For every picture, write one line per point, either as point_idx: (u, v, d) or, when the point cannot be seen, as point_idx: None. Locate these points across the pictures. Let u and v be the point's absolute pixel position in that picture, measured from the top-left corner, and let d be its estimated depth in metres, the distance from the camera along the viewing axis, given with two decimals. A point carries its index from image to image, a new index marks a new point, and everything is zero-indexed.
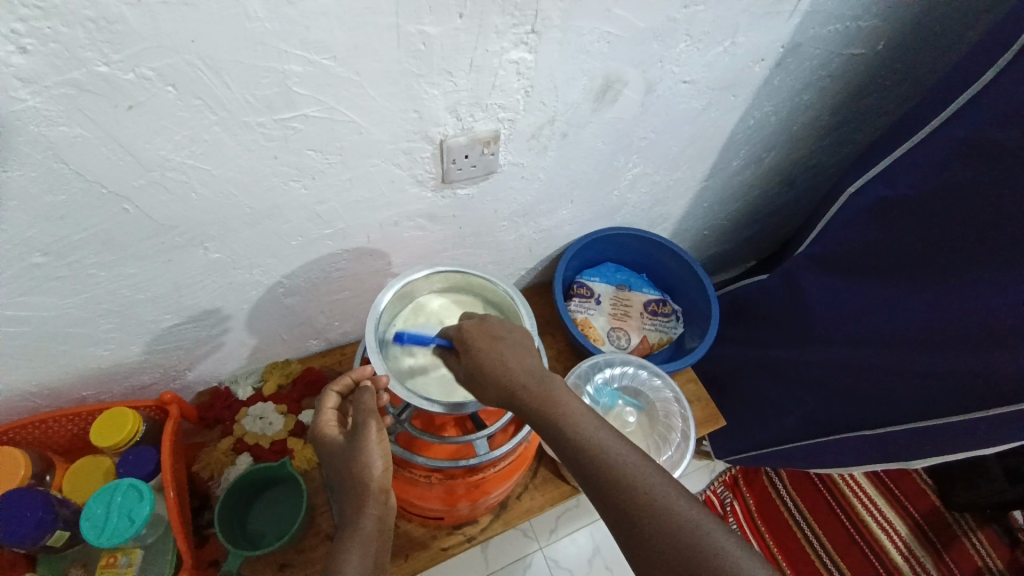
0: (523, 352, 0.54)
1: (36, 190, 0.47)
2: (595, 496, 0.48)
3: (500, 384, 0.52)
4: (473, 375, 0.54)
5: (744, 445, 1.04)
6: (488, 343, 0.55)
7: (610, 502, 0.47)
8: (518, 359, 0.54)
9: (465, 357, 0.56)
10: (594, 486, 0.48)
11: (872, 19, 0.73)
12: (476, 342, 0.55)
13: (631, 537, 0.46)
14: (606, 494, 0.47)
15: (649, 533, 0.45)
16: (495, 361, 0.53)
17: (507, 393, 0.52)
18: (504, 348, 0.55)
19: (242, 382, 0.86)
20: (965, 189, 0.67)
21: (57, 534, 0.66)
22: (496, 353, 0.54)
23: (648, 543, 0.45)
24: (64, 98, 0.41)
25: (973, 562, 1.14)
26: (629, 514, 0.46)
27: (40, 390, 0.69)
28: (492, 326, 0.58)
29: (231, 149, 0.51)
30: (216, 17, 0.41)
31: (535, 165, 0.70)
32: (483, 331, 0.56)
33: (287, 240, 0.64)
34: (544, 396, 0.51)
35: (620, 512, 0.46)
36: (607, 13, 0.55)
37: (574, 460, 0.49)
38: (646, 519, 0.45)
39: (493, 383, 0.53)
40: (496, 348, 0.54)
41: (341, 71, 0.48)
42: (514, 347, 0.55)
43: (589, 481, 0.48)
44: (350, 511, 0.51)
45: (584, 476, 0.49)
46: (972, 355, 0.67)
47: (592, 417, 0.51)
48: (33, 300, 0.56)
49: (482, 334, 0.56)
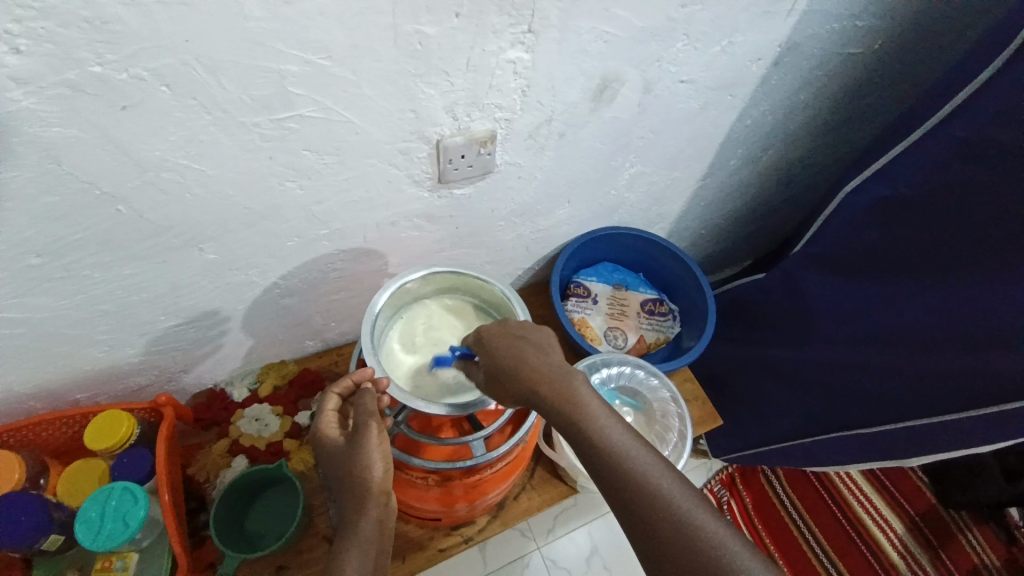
0: (545, 352, 0.54)
1: (32, 191, 0.46)
2: (610, 495, 0.48)
3: (519, 381, 0.52)
4: (493, 374, 0.54)
5: (741, 444, 1.05)
6: (511, 342, 0.55)
7: (624, 501, 0.47)
8: (538, 358, 0.53)
9: (486, 354, 0.55)
10: (610, 486, 0.48)
11: (868, 19, 0.73)
12: (498, 342, 0.56)
13: (644, 537, 0.46)
14: (621, 495, 0.47)
15: (664, 535, 0.45)
16: (516, 360, 0.53)
17: (525, 391, 0.52)
18: (524, 347, 0.55)
19: (237, 384, 0.85)
20: (961, 189, 0.67)
21: (52, 538, 0.65)
22: (518, 351, 0.54)
23: (662, 544, 0.45)
24: (59, 98, 0.41)
25: (969, 560, 1.15)
26: (643, 514, 0.46)
27: (34, 392, 0.68)
28: (515, 328, 0.58)
29: (228, 150, 0.51)
30: (214, 17, 0.40)
31: (533, 165, 0.70)
32: (505, 331, 0.57)
33: (284, 241, 0.64)
34: (562, 395, 0.51)
35: (635, 512, 0.46)
36: (605, 12, 0.55)
37: (590, 458, 0.49)
38: (661, 520, 0.45)
39: (512, 381, 0.53)
40: (517, 348, 0.54)
41: (338, 70, 0.48)
42: (536, 347, 0.55)
43: (604, 480, 0.48)
44: (349, 514, 0.51)
45: (599, 475, 0.49)
46: (969, 355, 0.68)
47: (609, 416, 0.51)
48: (29, 301, 0.56)
49: (505, 334, 0.56)
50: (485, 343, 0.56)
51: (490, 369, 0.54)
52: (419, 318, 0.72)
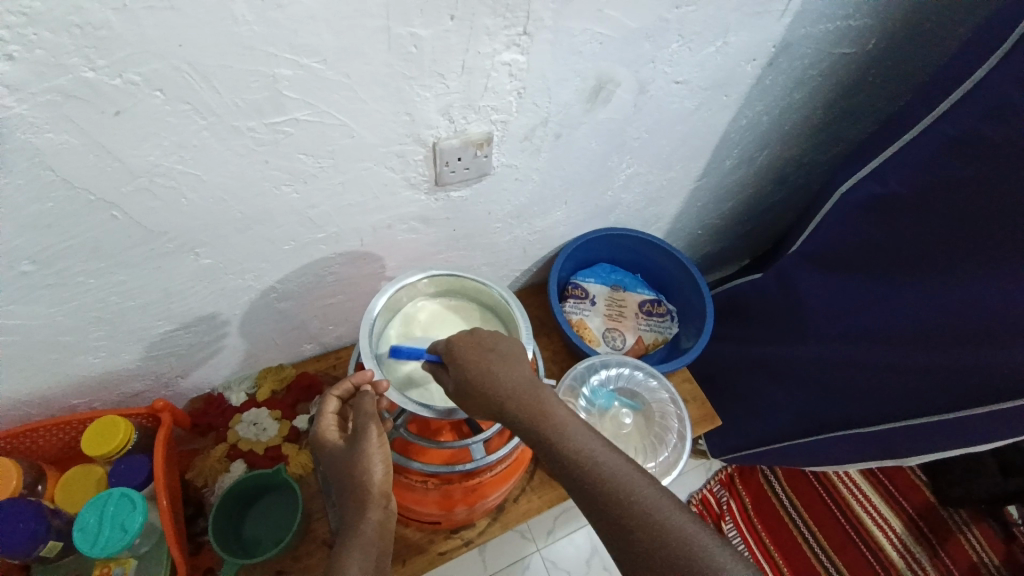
0: (516, 365, 0.54)
1: (24, 198, 0.46)
2: (584, 504, 0.49)
3: (489, 398, 0.52)
4: (460, 385, 0.53)
5: (739, 443, 1.05)
6: (480, 353, 0.54)
7: (597, 507, 0.48)
8: (508, 371, 0.53)
9: (454, 369, 0.54)
10: (582, 493, 0.48)
11: (862, 17, 0.73)
12: (466, 352, 0.54)
13: (619, 542, 0.47)
14: (595, 503, 0.48)
15: (637, 538, 0.46)
16: (483, 375, 0.52)
17: (497, 407, 0.52)
18: (492, 358, 0.54)
19: (235, 389, 0.85)
20: (956, 187, 0.67)
21: (49, 545, 0.65)
22: (488, 365, 0.53)
23: (638, 549, 0.45)
24: (50, 105, 0.41)
25: (968, 557, 1.15)
26: (615, 519, 0.47)
27: (30, 399, 0.68)
28: (485, 336, 0.56)
29: (220, 154, 0.50)
30: (203, 22, 0.40)
31: (528, 166, 0.70)
32: (471, 340, 0.55)
33: (279, 245, 0.64)
34: (535, 410, 0.51)
35: (609, 518, 0.47)
36: (598, 13, 0.55)
37: (563, 470, 0.49)
38: (633, 524, 0.46)
39: (483, 397, 0.52)
40: (485, 359, 0.54)
41: (331, 74, 0.48)
42: (505, 357, 0.54)
43: (578, 490, 0.49)
44: (349, 517, 0.51)
45: (572, 485, 0.49)
46: (966, 351, 0.68)
47: (581, 426, 0.51)
48: (21, 309, 0.56)
49: (472, 344, 0.55)
50: (454, 351, 0.55)
51: (457, 379, 0.54)
52: (413, 328, 0.70)
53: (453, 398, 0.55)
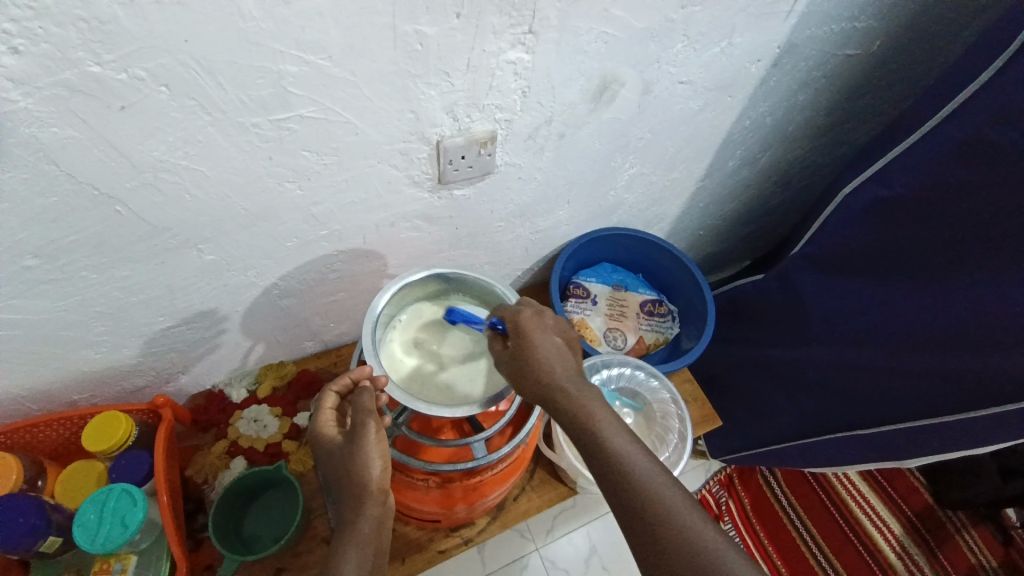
0: (563, 357, 0.55)
1: (27, 191, 0.46)
2: (611, 499, 0.49)
3: (539, 383, 0.54)
4: (516, 361, 0.55)
5: (738, 444, 1.05)
6: (541, 336, 0.56)
7: (621, 502, 0.48)
8: (557, 363, 0.54)
9: (516, 343, 0.56)
10: (610, 487, 0.49)
11: (866, 19, 0.73)
12: (531, 332, 0.56)
13: (638, 539, 0.47)
14: (621, 498, 0.48)
15: (656, 538, 0.46)
16: (536, 358, 0.54)
17: (543, 393, 0.53)
18: (549, 345, 0.55)
19: (236, 385, 0.85)
20: (958, 191, 0.68)
21: (50, 540, 0.65)
22: (541, 353, 0.55)
23: (655, 549, 0.45)
24: (56, 99, 0.41)
25: (966, 560, 1.16)
26: (638, 516, 0.47)
27: (32, 394, 0.68)
28: (548, 321, 0.58)
29: (225, 150, 0.50)
30: (210, 17, 0.40)
31: (532, 165, 0.70)
32: (537, 321, 0.57)
33: (281, 242, 0.64)
34: (578, 403, 0.52)
35: (632, 515, 0.47)
36: (605, 13, 0.55)
37: (595, 461, 0.50)
38: (654, 521, 0.46)
39: (533, 380, 0.54)
40: (544, 343, 0.55)
41: (336, 71, 0.48)
42: (559, 351, 0.55)
43: (606, 485, 0.49)
44: (348, 512, 0.51)
45: (602, 477, 0.50)
46: (967, 354, 0.68)
47: (617, 425, 0.52)
48: (23, 303, 0.55)
49: (537, 327, 0.57)
50: (520, 326, 0.57)
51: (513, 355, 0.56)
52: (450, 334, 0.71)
53: (506, 368, 0.57)
